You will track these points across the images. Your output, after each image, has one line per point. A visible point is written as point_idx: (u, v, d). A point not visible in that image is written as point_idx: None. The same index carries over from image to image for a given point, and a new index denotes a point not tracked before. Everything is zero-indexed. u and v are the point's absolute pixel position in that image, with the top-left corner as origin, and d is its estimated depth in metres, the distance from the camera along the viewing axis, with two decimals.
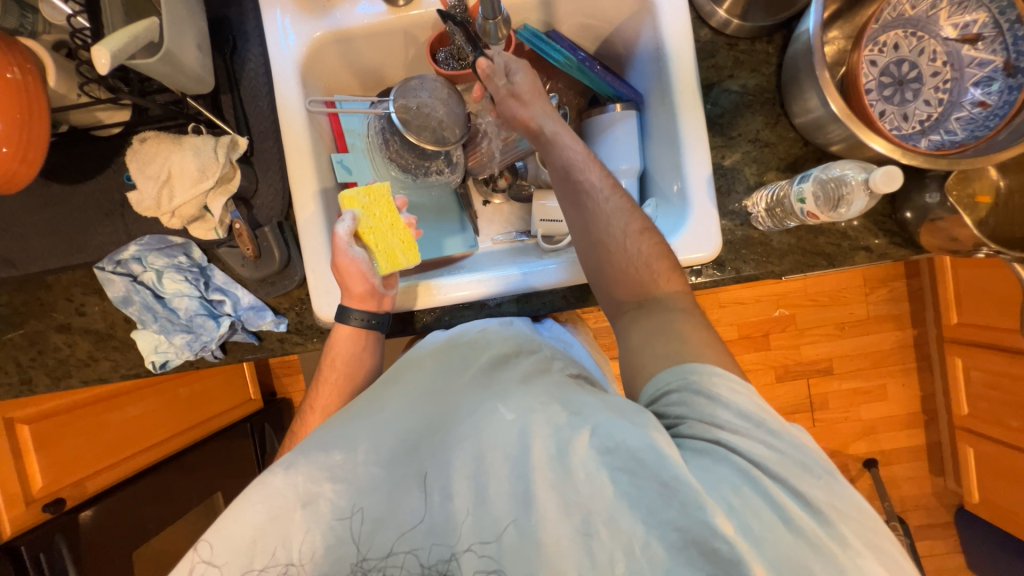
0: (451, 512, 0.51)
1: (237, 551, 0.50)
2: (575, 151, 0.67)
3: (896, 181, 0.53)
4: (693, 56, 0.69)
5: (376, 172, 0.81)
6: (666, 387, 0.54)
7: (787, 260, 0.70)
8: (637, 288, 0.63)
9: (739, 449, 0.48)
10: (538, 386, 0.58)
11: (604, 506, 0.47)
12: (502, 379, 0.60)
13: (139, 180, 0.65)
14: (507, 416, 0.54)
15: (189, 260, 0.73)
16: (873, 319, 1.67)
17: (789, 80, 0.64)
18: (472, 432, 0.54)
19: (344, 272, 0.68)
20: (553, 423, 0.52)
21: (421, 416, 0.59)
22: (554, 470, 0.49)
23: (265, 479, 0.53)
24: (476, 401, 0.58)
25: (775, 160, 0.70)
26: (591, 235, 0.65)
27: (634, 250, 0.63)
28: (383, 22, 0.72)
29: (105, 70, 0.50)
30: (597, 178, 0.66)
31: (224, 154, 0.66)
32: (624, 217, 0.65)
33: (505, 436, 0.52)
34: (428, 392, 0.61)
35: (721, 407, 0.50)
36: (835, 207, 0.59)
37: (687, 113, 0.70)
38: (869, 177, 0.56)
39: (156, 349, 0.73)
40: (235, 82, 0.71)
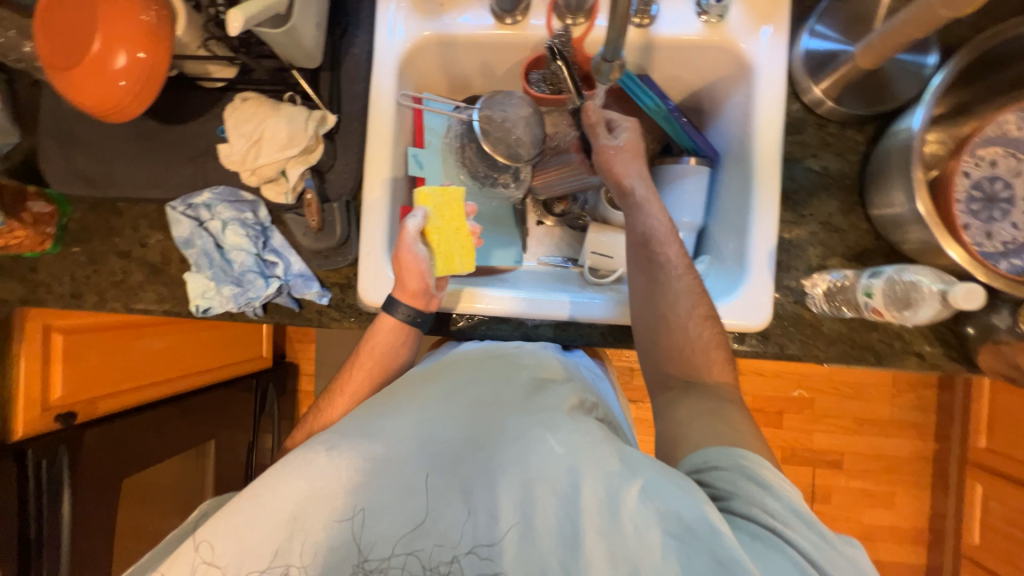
0: (494, 533, 0.51)
1: (243, 547, 0.50)
2: (659, 222, 0.69)
3: (976, 300, 0.52)
4: (781, 125, 0.69)
5: (444, 173, 0.83)
6: (714, 463, 0.53)
7: (834, 348, 0.69)
8: (682, 355, 0.65)
9: (792, 542, 0.46)
10: (582, 423, 0.57)
11: (651, 565, 0.46)
12: (547, 406, 0.60)
13: (232, 135, 0.69)
14: (556, 449, 0.53)
15: (255, 217, 0.75)
16: (895, 423, 1.61)
17: (873, 172, 0.64)
18: (520, 457, 0.54)
19: (403, 264, 0.68)
20: (603, 469, 0.51)
21: (463, 426, 0.58)
22: (605, 516, 0.49)
23: (309, 455, 0.54)
24: (522, 426, 0.57)
25: (842, 246, 0.69)
26: (655, 305, 0.66)
27: (696, 333, 0.65)
28: (487, 35, 0.75)
29: (235, 32, 0.53)
30: (674, 255, 0.68)
31: (313, 128, 0.69)
32: (691, 299, 0.66)
33: (553, 469, 0.52)
34: (477, 404, 0.61)
35: (771, 496, 0.49)
36: (902, 310, 0.58)
37: (766, 180, 0.69)
38: (946, 288, 0.55)
39: (203, 294, 0.76)
40: (337, 62, 0.75)
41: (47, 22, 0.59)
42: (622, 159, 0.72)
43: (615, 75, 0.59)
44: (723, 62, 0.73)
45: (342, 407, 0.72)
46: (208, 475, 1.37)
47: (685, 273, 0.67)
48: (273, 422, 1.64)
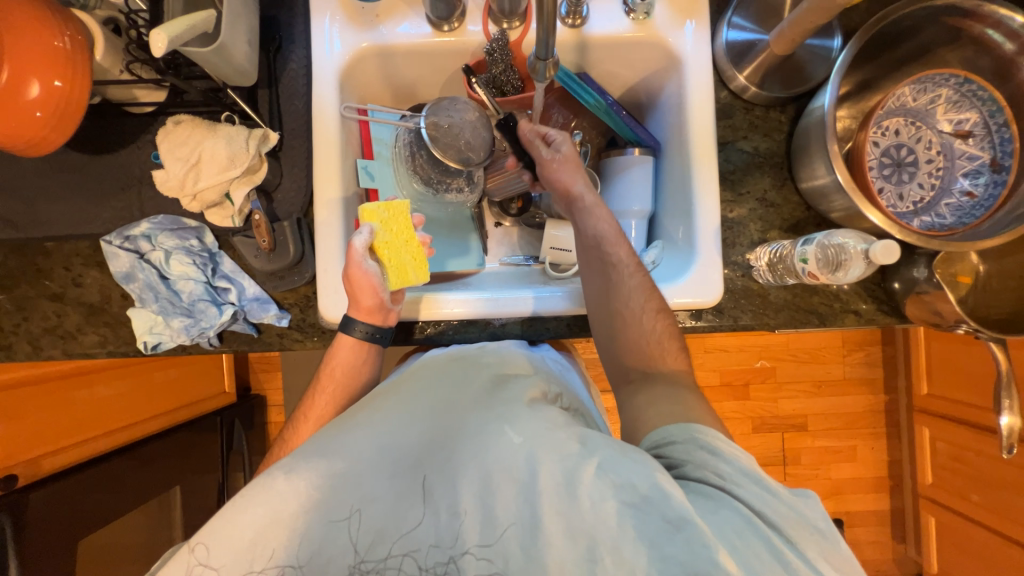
0: (459, 529, 0.52)
1: (238, 553, 0.49)
2: (607, 224, 0.72)
3: (893, 255, 0.57)
4: (712, 111, 0.74)
5: (397, 182, 0.84)
6: (669, 438, 0.56)
7: (782, 315, 0.74)
8: (641, 348, 0.67)
9: (741, 498, 0.49)
10: (540, 412, 0.59)
11: (609, 535, 0.48)
12: (506, 400, 0.62)
13: (167, 160, 0.67)
14: (515, 439, 0.55)
15: (201, 244, 0.72)
16: (849, 381, 1.73)
17: (798, 148, 0.69)
18: (479, 452, 0.55)
19: (354, 283, 0.67)
20: (560, 452, 0.53)
21: (424, 430, 0.59)
22: (563, 496, 0.50)
23: (267, 479, 0.53)
24: (484, 422, 0.59)
25: (778, 220, 0.74)
26: (609, 303, 0.69)
27: (650, 326, 0.68)
28: (426, 43, 0.75)
29: (160, 53, 0.51)
30: (624, 255, 0.71)
31: (254, 146, 0.67)
32: (644, 295, 0.69)
33: (512, 458, 0.53)
34: (437, 408, 0.62)
35: (722, 460, 0.52)
36: (834, 273, 0.63)
37: (704, 163, 0.74)
38: (868, 247, 0.60)
39: (150, 330, 0.72)
40: (274, 79, 0.73)
41: None
42: (563, 169, 0.75)
43: (550, 74, 0.61)
44: (654, 55, 0.77)
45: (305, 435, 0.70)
46: (175, 524, 1.29)
47: (635, 270, 0.69)
48: (243, 459, 1.56)
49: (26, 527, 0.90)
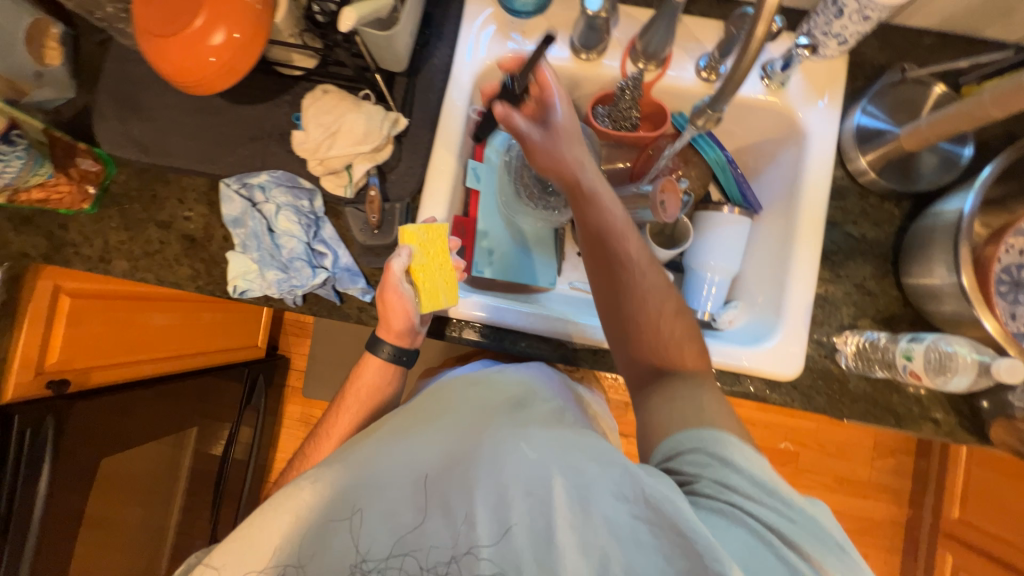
0: (467, 534, 0.51)
1: (243, 558, 0.52)
2: (614, 213, 0.66)
3: (1017, 375, 0.56)
4: (825, 190, 0.74)
5: (499, 189, 0.86)
6: (678, 447, 0.54)
7: (858, 405, 0.72)
8: (660, 357, 0.63)
9: (756, 514, 0.47)
10: (557, 433, 0.57)
11: (620, 551, 0.48)
12: (521, 419, 0.60)
13: (309, 124, 0.70)
14: (529, 454, 0.53)
15: (310, 207, 0.75)
16: (872, 485, 1.66)
17: (910, 245, 0.71)
18: (493, 465, 0.53)
19: (388, 308, 0.69)
20: (573, 469, 0.52)
21: (441, 445, 0.58)
22: (577, 512, 0.49)
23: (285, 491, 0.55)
24: (499, 436, 0.57)
25: (873, 309, 0.73)
26: (618, 308, 0.64)
27: (669, 333, 0.63)
28: (563, 66, 0.78)
29: (345, 29, 0.55)
30: (634, 248, 0.65)
31: (388, 129, 0.70)
32: (660, 296, 0.64)
33: (525, 472, 0.52)
34: (455, 422, 0.61)
35: (735, 471, 0.49)
36: (936, 379, 0.63)
37: (807, 238, 0.74)
38: (985, 359, 0.60)
39: (243, 276, 0.74)
40: (415, 70, 0.77)
41: None
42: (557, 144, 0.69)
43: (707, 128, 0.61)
44: (778, 124, 0.78)
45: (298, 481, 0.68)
46: (185, 461, 1.29)
47: (646, 264, 0.64)
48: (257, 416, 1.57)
49: (68, 433, 0.93)
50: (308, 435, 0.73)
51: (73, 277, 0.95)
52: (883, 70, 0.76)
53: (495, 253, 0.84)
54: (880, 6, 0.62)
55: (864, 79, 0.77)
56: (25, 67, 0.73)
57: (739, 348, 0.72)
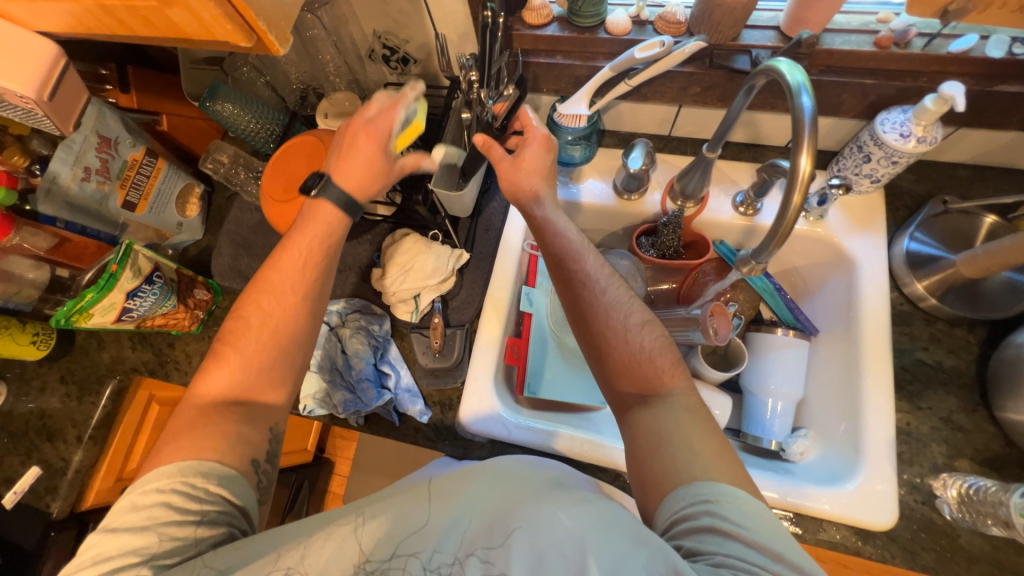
0: None
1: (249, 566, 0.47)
2: (574, 237, 0.69)
3: None
4: (886, 316, 0.73)
5: (551, 311, 0.90)
6: (682, 513, 0.49)
7: (978, 568, 0.61)
8: (629, 364, 0.60)
9: None
10: (601, 504, 0.49)
11: None
12: (561, 488, 0.52)
13: (388, 263, 0.81)
14: (568, 524, 0.46)
15: (379, 329, 0.83)
16: None
17: (998, 376, 0.66)
18: (528, 527, 0.46)
19: (362, 155, 0.66)
20: (614, 548, 0.44)
21: (472, 506, 0.49)
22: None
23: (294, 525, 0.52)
24: (535, 498, 0.50)
25: (970, 448, 0.66)
26: (585, 321, 0.64)
27: (637, 341, 0.61)
28: (608, 203, 0.87)
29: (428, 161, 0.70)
30: (593, 262, 0.67)
31: (452, 264, 0.81)
32: (624, 306, 0.64)
33: (563, 545, 0.44)
34: (485, 482, 0.53)
35: (742, 535, 0.45)
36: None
37: (876, 368, 0.70)
38: None
39: (315, 394, 0.80)
40: (477, 211, 0.89)
41: (276, 170, 0.77)
42: (520, 176, 0.72)
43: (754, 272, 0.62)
44: (826, 251, 0.80)
45: (222, 375, 0.61)
46: None
47: (610, 278, 0.66)
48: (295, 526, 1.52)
49: None
50: (227, 323, 0.64)
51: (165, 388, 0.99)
52: (925, 201, 0.79)
53: (548, 372, 0.85)
54: (906, 153, 0.67)
55: (905, 209, 0.79)
56: (171, 220, 0.91)
57: (819, 489, 0.66)
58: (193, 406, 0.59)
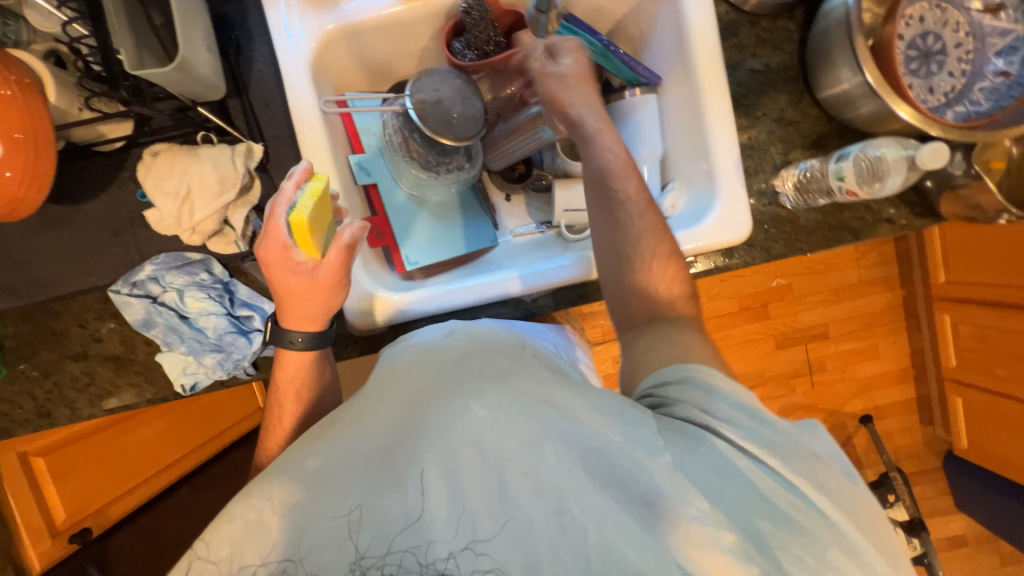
0: (426, 506, 0.46)
1: (230, 542, 0.47)
2: (614, 154, 0.65)
3: (942, 158, 0.58)
4: (715, 36, 0.69)
5: (394, 172, 0.79)
6: (666, 378, 0.52)
7: (815, 236, 0.71)
8: (643, 292, 0.62)
9: (723, 435, 0.46)
10: (508, 377, 0.53)
11: (579, 486, 0.46)
12: (473, 369, 0.54)
13: (156, 197, 0.62)
14: (478, 412, 0.49)
15: (210, 276, 0.69)
16: (866, 282, 1.69)
17: (816, 55, 0.66)
18: (441, 433, 0.49)
19: (292, 288, 0.60)
20: (532, 418, 0.49)
21: (396, 411, 0.53)
22: (529, 470, 0.47)
23: (227, 508, 0.49)
24: (444, 399, 0.52)
25: (800, 138, 0.71)
26: (614, 245, 0.64)
27: (657, 271, 0.63)
28: (394, 13, 0.70)
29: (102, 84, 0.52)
30: (633, 189, 0.64)
31: (243, 164, 0.63)
32: (652, 235, 0.63)
33: (477, 433, 0.48)
34: (404, 388, 0.55)
35: (715, 398, 0.48)
36: (868, 185, 0.63)
37: (712, 93, 0.69)
38: (912, 154, 0.61)
39: (184, 371, 0.70)
40: (241, 85, 0.67)
41: None
42: (557, 85, 0.67)
43: None
44: None
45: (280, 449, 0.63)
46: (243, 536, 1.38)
47: (645, 209, 0.64)
48: None
49: None
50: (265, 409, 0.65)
51: (35, 439, 0.89)
52: None
53: (421, 237, 0.81)
54: None
55: None
56: None
57: (685, 232, 0.70)
58: (287, 394, 0.64)
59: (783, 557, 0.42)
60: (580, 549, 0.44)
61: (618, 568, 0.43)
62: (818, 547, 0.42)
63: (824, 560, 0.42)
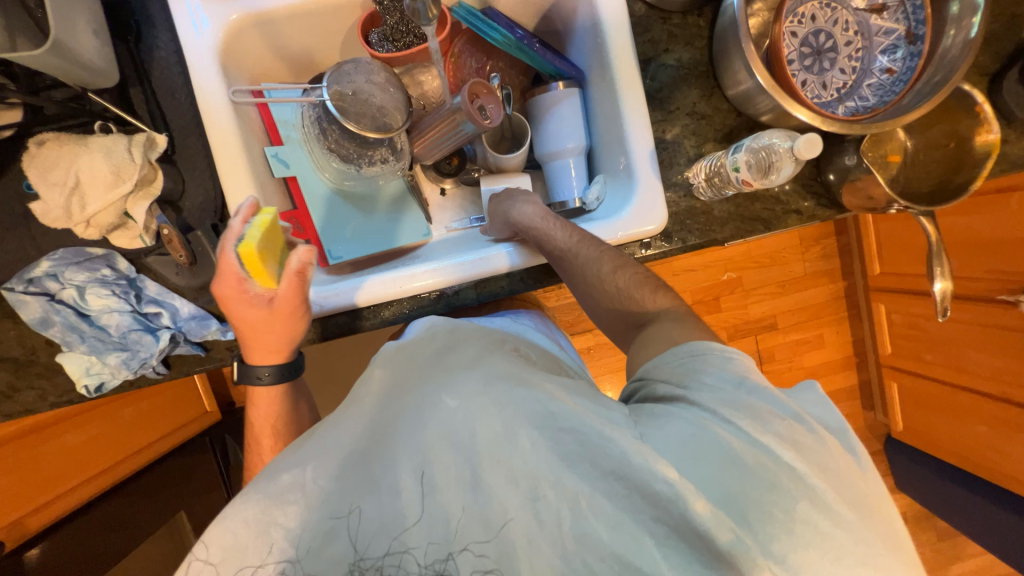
0: (403, 506, 0.45)
1: (230, 549, 0.43)
2: (533, 212, 0.70)
3: (816, 148, 0.59)
4: (628, 28, 0.70)
5: (314, 163, 0.78)
6: (658, 364, 0.55)
7: (729, 227, 0.73)
8: (619, 306, 0.66)
9: (705, 406, 0.47)
10: (481, 365, 0.52)
11: (548, 469, 0.44)
12: (449, 363, 0.53)
13: (41, 188, 0.60)
14: (450, 403, 0.48)
15: (115, 272, 0.66)
16: (811, 275, 1.76)
17: (719, 52, 0.69)
18: (415, 428, 0.48)
19: (250, 322, 0.62)
20: (498, 404, 0.47)
21: (368, 414, 0.51)
22: (502, 459, 0.45)
23: (219, 517, 0.45)
24: (418, 395, 0.51)
25: (712, 131, 0.73)
26: (576, 285, 0.68)
27: (615, 286, 0.65)
28: (307, 3, 0.68)
29: None
30: (560, 232, 0.68)
31: (140, 154, 0.61)
32: (596, 262, 0.65)
33: (448, 424, 0.47)
34: (376, 387, 0.54)
35: (704, 375, 0.51)
36: (760, 177, 0.65)
37: (628, 87, 0.70)
38: (794, 144, 0.63)
39: (88, 372, 0.67)
40: (144, 73, 0.65)
41: None
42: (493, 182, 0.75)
43: (434, 13, 0.54)
44: None
45: None
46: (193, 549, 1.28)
47: (578, 243, 0.66)
48: None
49: None
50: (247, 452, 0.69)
51: None
52: None
53: (348, 231, 0.80)
54: None
55: None
56: None
57: (599, 227, 0.71)
58: (264, 433, 0.67)
59: (761, 519, 0.41)
60: (555, 536, 0.42)
61: (593, 551, 0.42)
62: (788, 505, 0.41)
63: (796, 515, 0.40)
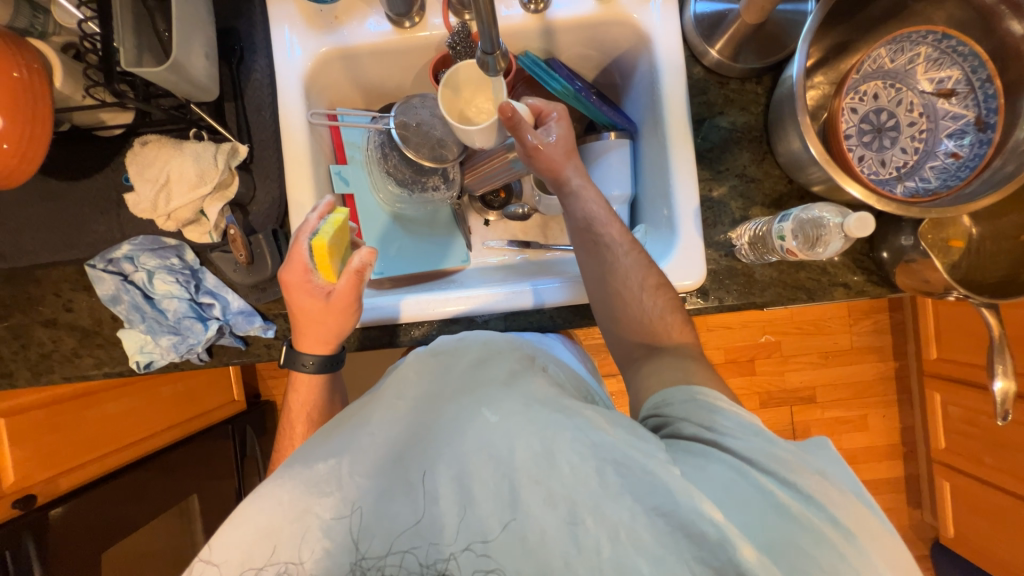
0: (438, 513, 0.44)
1: (242, 545, 0.44)
2: (596, 205, 0.67)
3: (867, 228, 0.58)
4: (683, 94, 0.71)
5: (372, 184, 0.84)
6: (666, 400, 0.53)
7: (770, 292, 0.72)
8: (640, 322, 0.63)
9: (733, 448, 0.45)
10: (519, 387, 0.52)
11: (588, 494, 0.42)
12: (484, 377, 0.55)
13: (137, 182, 0.67)
14: (491, 419, 0.48)
15: (182, 261, 0.72)
16: (858, 349, 1.66)
17: (774, 120, 0.69)
18: (454, 439, 0.48)
19: (305, 312, 0.65)
20: (538, 426, 0.46)
21: (405, 420, 0.52)
22: (542, 480, 0.43)
23: (240, 509, 0.46)
24: (458, 407, 0.51)
25: (760, 195, 0.73)
26: (606, 286, 0.64)
27: (650, 302, 0.63)
28: (388, 42, 0.75)
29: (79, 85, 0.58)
30: (617, 233, 0.66)
31: (223, 161, 0.68)
32: (641, 271, 0.64)
33: (488, 439, 0.47)
34: (411, 396, 0.54)
35: (720, 417, 0.48)
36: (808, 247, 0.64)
37: (677, 145, 0.71)
38: (845, 221, 0.61)
39: (141, 349, 0.73)
40: (239, 91, 0.73)
41: None
42: (556, 153, 0.67)
43: (502, 64, 0.58)
44: (627, 31, 0.74)
45: None
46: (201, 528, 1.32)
47: (630, 249, 0.65)
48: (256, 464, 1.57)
49: (52, 550, 0.85)
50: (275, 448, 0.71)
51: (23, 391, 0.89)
52: None
53: (393, 248, 0.84)
54: None
55: None
56: None
57: None
58: (299, 419, 0.70)
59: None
60: (593, 562, 0.40)
61: None
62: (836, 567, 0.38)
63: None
